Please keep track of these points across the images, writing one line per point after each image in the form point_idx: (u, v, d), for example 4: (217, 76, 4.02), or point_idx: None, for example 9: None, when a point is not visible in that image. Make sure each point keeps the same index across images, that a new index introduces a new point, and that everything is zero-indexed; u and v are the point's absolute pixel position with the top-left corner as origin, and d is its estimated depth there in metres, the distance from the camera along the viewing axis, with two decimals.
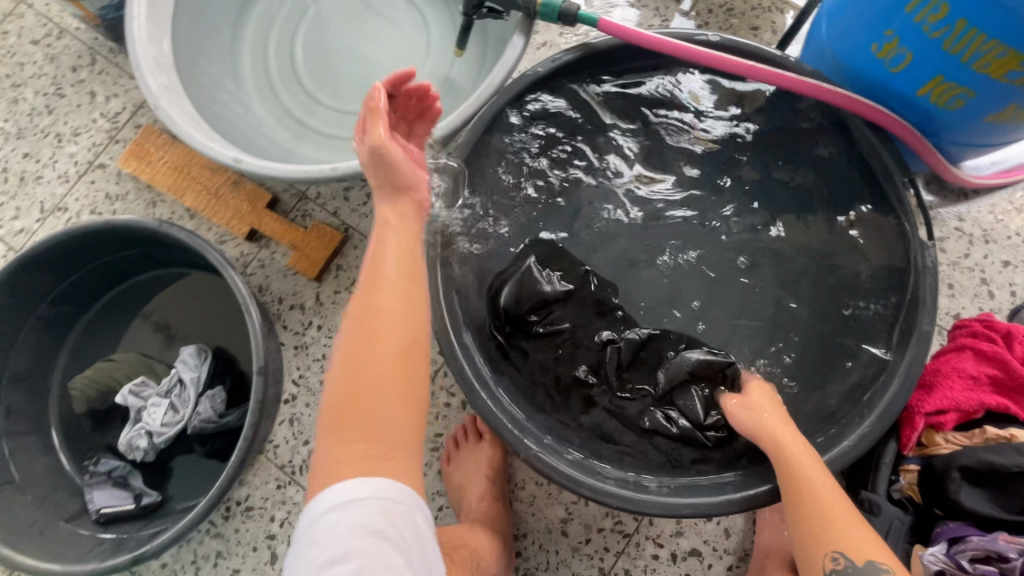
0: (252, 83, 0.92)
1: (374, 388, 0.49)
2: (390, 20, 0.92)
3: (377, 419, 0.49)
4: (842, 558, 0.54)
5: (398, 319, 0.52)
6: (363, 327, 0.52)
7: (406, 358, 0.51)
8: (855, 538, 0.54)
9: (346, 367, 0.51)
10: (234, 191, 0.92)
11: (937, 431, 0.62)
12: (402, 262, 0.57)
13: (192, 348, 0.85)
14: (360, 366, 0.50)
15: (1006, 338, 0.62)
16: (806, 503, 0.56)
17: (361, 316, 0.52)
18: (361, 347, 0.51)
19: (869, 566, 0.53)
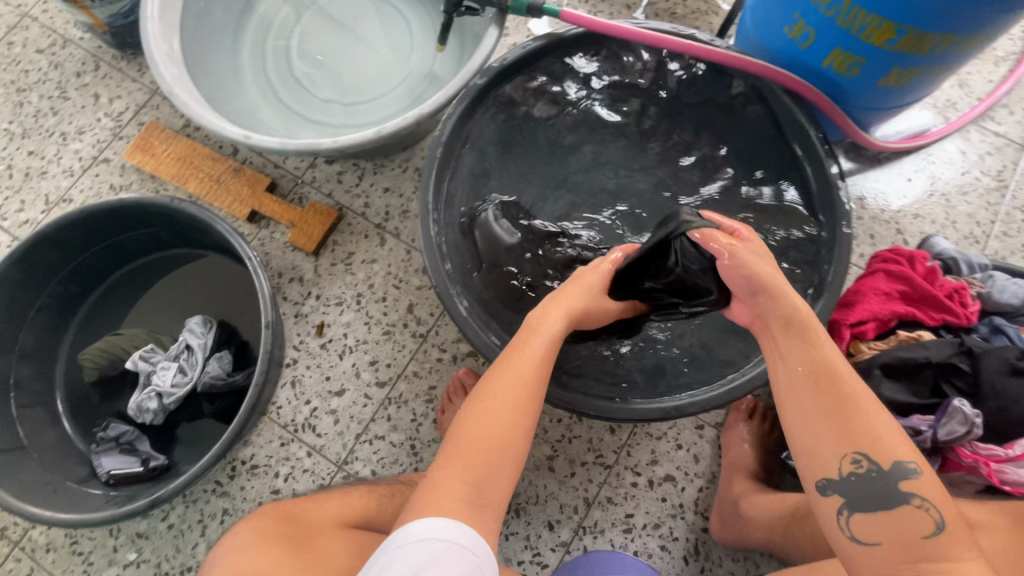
0: (251, 78, 1.01)
1: (489, 443, 0.56)
2: (376, 24, 1.03)
3: (472, 477, 0.55)
4: (866, 461, 0.50)
5: (530, 391, 0.59)
6: (504, 387, 0.59)
7: (516, 435, 0.57)
8: (886, 440, 0.50)
9: (468, 422, 0.57)
10: (234, 177, 1.00)
11: (861, 341, 0.73)
12: (557, 336, 0.63)
13: (199, 318, 0.91)
14: (483, 428, 0.56)
15: (910, 260, 0.75)
16: (818, 384, 0.53)
17: (501, 381, 0.59)
18: (493, 413, 0.57)
19: (897, 472, 0.49)
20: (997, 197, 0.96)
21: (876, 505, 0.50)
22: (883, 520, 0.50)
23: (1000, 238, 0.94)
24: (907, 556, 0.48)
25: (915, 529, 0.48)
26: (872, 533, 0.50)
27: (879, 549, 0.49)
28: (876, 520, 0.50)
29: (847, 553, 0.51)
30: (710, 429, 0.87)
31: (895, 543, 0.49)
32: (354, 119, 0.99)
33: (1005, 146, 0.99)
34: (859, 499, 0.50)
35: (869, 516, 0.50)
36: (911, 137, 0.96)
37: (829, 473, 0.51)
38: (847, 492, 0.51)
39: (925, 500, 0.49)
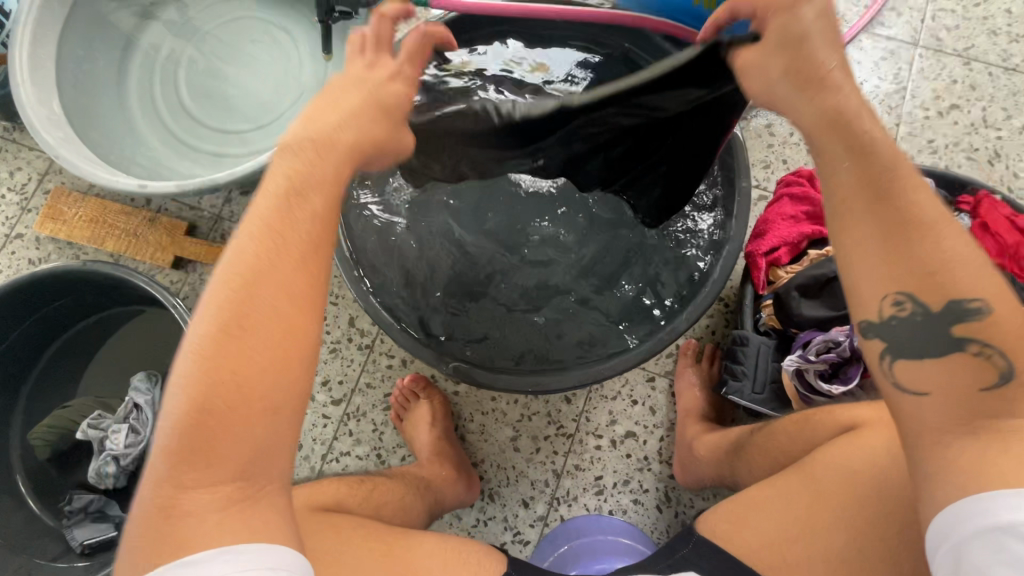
0: (146, 124, 1.00)
1: (232, 396, 0.37)
2: (263, 46, 1.03)
3: (227, 449, 0.37)
4: (909, 301, 0.38)
5: (272, 307, 0.39)
6: (228, 313, 0.38)
7: (286, 358, 0.39)
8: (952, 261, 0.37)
9: (190, 386, 0.37)
10: (151, 227, 0.98)
11: (778, 267, 0.75)
12: (277, 221, 0.40)
13: (142, 374, 0.90)
14: (219, 373, 0.37)
15: (810, 180, 0.76)
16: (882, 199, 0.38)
17: (217, 314, 0.38)
18: (223, 352, 0.38)
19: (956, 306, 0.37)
20: (897, 100, 0.98)
21: (924, 352, 0.38)
22: (939, 369, 0.38)
23: (905, 139, 0.96)
24: (965, 412, 0.36)
25: (973, 380, 0.37)
26: (920, 381, 0.38)
27: (928, 399, 0.37)
28: (926, 368, 0.38)
29: (903, 419, 0.39)
30: (662, 379, 0.89)
31: (956, 395, 0.37)
32: (259, 147, 0.98)
33: (897, 49, 1.00)
34: (904, 341, 0.38)
35: (911, 366, 0.38)
36: None
37: (869, 315, 0.39)
38: (893, 337, 0.39)
39: (990, 345, 0.36)
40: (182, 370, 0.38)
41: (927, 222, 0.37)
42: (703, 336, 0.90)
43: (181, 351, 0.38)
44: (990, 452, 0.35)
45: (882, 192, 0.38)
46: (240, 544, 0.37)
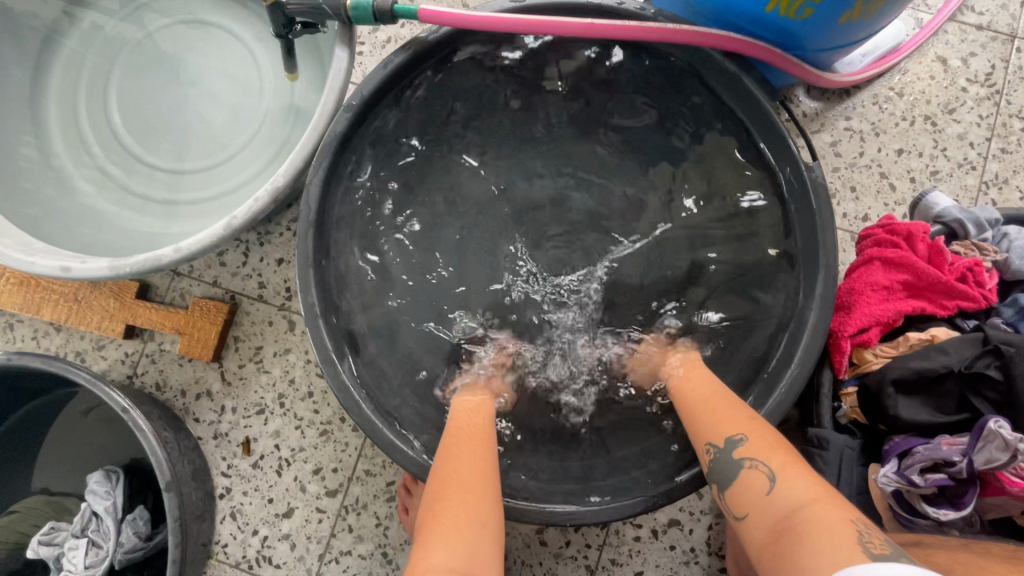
0: (74, 160, 0.82)
1: (467, 512, 0.47)
2: (211, 55, 0.83)
3: (460, 547, 0.44)
4: (712, 448, 0.52)
5: (489, 449, 0.56)
6: (464, 449, 0.55)
7: (490, 495, 0.49)
8: (734, 420, 0.53)
9: (438, 493, 0.49)
10: (94, 290, 0.82)
11: (867, 348, 0.61)
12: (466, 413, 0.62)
13: (99, 473, 0.76)
14: (454, 489, 0.49)
15: (908, 238, 0.61)
16: (693, 414, 0.57)
17: (454, 455, 0.54)
18: (459, 478, 0.50)
19: (729, 442, 0.50)
20: (989, 107, 0.81)
21: (730, 483, 0.49)
22: (738, 491, 0.48)
23: (998, 158, 0.80)
24: (770, 528, 0.44)
25: (759, 489, 0.46)
26: (740, 506, 0.47)
27: (746, 521, 0.46)
28: (740, 493, 0.47)
29: (748, 544, 0.46)
30: None
31: (759, 512, 0.45)
32: (218, 186, 0.81)
33: (990, 41, 0.82)
34: (723, 478, 0.49)
35: (735, 496, 0.48)
36: (882, 57, 0.79)
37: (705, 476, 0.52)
38: (719, 478, 0.50)
39: (755, 458, 0.48)
40: (429, 484, 0.51)
41: (723, 407, 0.55)
42: None
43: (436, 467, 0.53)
44: (802, 546, 0.40)
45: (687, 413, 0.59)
46: None
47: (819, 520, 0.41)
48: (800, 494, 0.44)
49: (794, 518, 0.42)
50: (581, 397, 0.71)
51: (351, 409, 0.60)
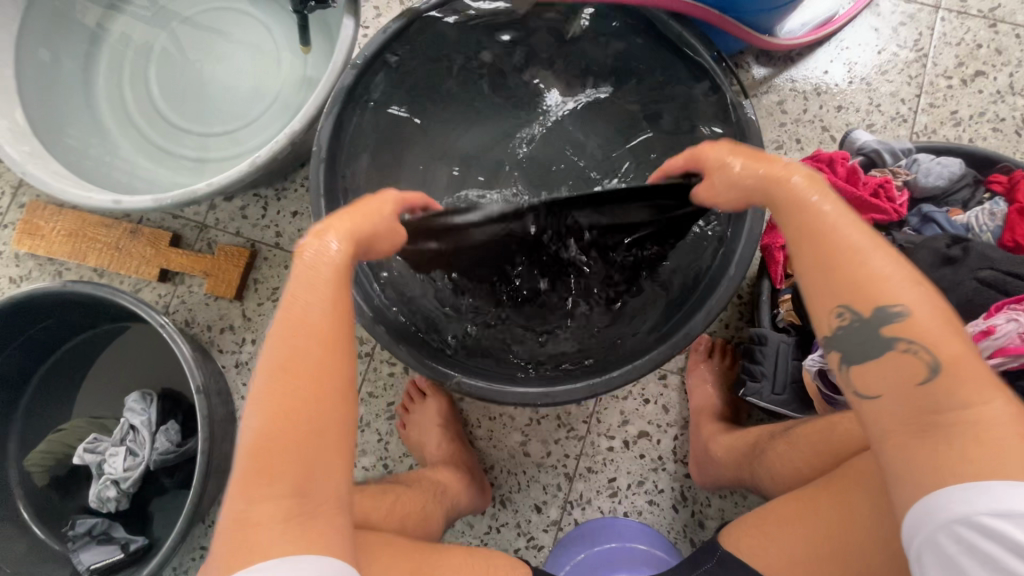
0: (119, 129, 0.95)
1: (301, 431, 0.43)
2: (236, 37, 0.97)
3: (286, 482, 0.42)
4: (848, 313, 0.43)
5: (333, 331, 0.46)
6: (298, 340, 0.45)
7: (331, 396, 0.44)
8: (888, 282, 0.42)
9: (264, 412, 0.43)
10: (134, 239, 0.94)
11: (797, 259, 0.70)
12: (324, 282, 0.47)
13: (136, 394, 0.87)
14: (288, 404, 0.43)
15: (830, 163, 0.71)
16: (797, 239, 0.46)
17: (284, 346, 0.45)
18: (290, 392, 0.43)
19: (884, 315, 0.41)
20: (918, 68, 0.92)
21: (868, 357, 0.42)
22: (885, 376, 0.42)
23: (927, 111, 0.90)
24: (918, 418, 0.39)
25: (912, 375, 0.40)
26: (873, 386, 0.42)
27: (880, 403, 0.41)
28: (883, 376, 0.41)
29: (869, 421, 0.42)
30: (673, 376, 0.85)
31: (910, 400, 0.40)
32: (242, 147, 0.93)
33: (918, 12, 0.93)
34: (854, 351, 0.43)
35: (866, 371, 0.43)
36: (819, 27, 0.90)
37: (822, 333, 0.44)
38: (841, 344, 0.43)
39: (915, 343, 0.41)
40: (254, 397, 0.44)
41: (872, 269, 0.42)
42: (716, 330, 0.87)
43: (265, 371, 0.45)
44: (944, 448, 0.38)
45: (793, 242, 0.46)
46: (300, 560, 0.41)
47: (987, 426, 0.37)
48: (970, 389, 0.39)
49: (952, 422, 0.38)
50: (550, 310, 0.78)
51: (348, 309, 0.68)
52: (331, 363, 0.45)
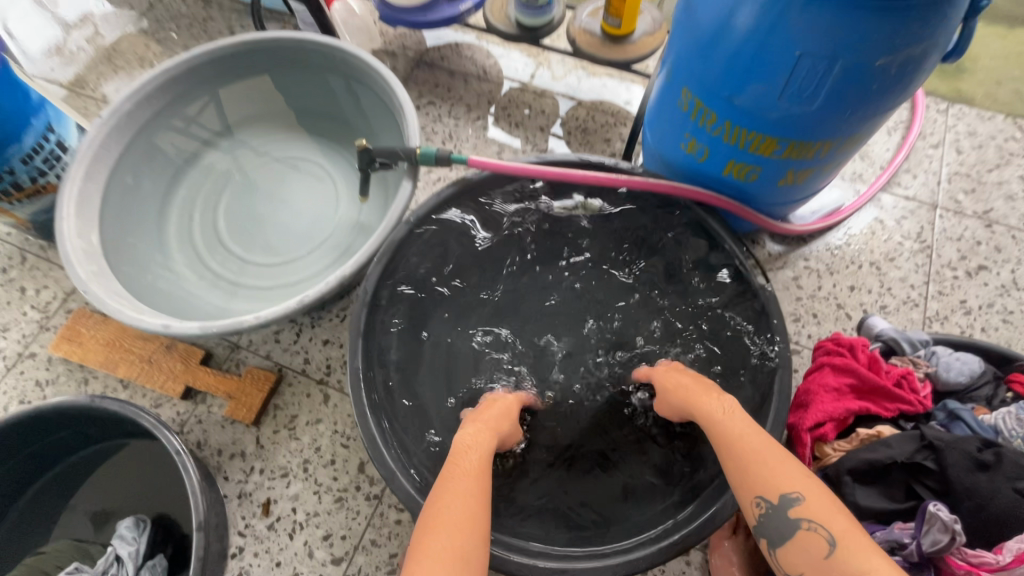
0: (176, 246, 1.04)
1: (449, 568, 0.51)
2: (303, 182, 1.11)
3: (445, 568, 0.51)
4: (763, 501, 0.57)
5: (474, 485, 0.61)
6: (457, 487, 0.60)
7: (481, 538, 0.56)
8: (786, 476, 0.57)
9: (422, 546, 0.53)
10: (167, 354, 0.96)
11: (825, 442, 0.70)
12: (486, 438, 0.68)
13: (130, 520, 0.83)
14: (444, 541, 0.53)
15: (851, 350, 0.74)
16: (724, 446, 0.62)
17: (440, 492, 0.59)
18: (440, 527, 0.55)
19: (785, 501, 0.55)
20: (924, 258, 0.98)
21: (784, 540, 0.55)
22: (796, 553, 0.54)
23: (937, 298, 0.95)
24: None
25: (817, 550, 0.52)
26: (794, 562, 0.54)
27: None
28: (800, 558, 0.53)
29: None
30: (696, 552, 0.81)
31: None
32: (288, 277, 1.01)
33: (917, 208, 1.02)
34: (774, 536, 0.56)
35: (788, 554, 0.55)
36: (827, 216, 1.00)
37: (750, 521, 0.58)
38: (770, 528, 0.56)
39: (811, 522, 0.53)
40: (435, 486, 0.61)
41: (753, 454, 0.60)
42: None
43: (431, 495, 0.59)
44: None
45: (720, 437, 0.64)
46: None
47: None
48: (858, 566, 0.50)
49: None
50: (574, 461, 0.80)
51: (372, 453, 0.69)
52: (479, 495, 0.59)
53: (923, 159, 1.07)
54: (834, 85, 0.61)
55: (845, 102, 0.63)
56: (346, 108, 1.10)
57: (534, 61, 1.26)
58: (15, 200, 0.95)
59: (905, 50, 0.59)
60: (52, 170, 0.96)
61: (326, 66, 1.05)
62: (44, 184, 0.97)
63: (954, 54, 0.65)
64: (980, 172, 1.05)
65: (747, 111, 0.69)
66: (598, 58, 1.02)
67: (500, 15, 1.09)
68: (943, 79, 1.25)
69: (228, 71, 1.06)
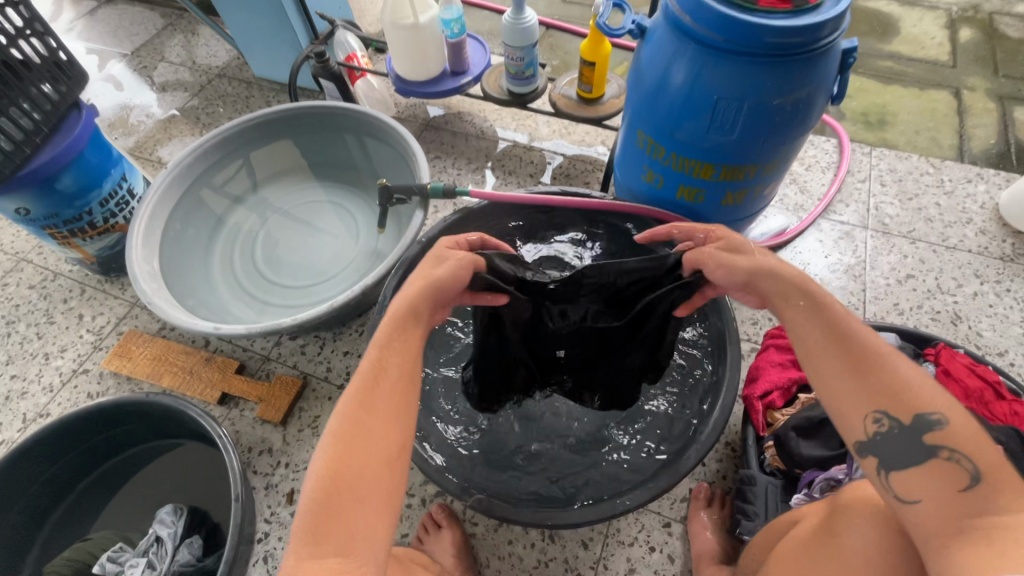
0: (219, 276, 1.21)
1: (352, 495, 0.53)
2: (328, 223, 1.30)
3: (365, 498, 0.53)
4: (887, 419, 0.53)
5: (390, 404, 0.59)
6: (374, 406, 0.58)
7: (392, 456, 0.57)
8: (916, 392, 0.53)
9: (325, 469, 0.54)
10: (206, 365, 1.10)
11: (775, 409, 0.83)
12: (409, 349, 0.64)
13: (169, 507, 0.93)
14: (346, 466, 0.54)
15: None
16: (850, 356, 0.55)
17: (354, 410, 0.57)
18: (347, 455, 0.54)
19: (925, 424, 0.52)
20: (860, 270, 1.15)
21: (910, 463, 0.52)
22: (930, 481, 0.51)
23: (873, 302, 1.10)
24: (958, 522, 0.48)
25: (953, 483, 0.50)
26: (912, 490, 0.52)
27: (918, 507, 0.51)
28: (919, 481, 0.51)
29: (915, 525, 0.51)
30: (678, 523, 0.90)
31: (942, 503, 0.50)
32: (314, 298, 1.17)
33: (851, 230, 1.21)
34: (893, 456, 0.53)
35: (906, 477, 0.53)
36: (774, 237, 1.18)
37: (857, 434, 0.54)
38: (881, 451, 0.53)
39: (956, 452, 0.50)
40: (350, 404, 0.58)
41: (879, 362, 0.55)
42: (715, 480, 0.93)
43: (345, 415, 0.57)
44: (987, 546, 0.45)
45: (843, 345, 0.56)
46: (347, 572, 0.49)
47: (1021, 531, 0.45)
48: (1004, 508, 0.47)
49: (987, 524, 0.47)
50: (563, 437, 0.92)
51: None
52: (398, 422, 0.59)
53: (854, 191, 1.27)
54: (746, 120, 0.81)
55: (758, 132, 0.83)
56: (364, 161, 1.32)
57: (524, 123, 1.50)
58: (88, 236, 1.13)
59: (793, 93, 0.79)
60: (120, 212, 1.16)
61: (349, 127, 1.28)
62: (113, 223, 1.16)
63: (839, 97, 0.86)
64: (902, 200, 1.24)
65: (687, 143, 0.88)
66: (574, 116, 1.25)
67: (494, 86, 1.34)
68: (869, 130, 1.48)
69: (268, 133, 1.29)
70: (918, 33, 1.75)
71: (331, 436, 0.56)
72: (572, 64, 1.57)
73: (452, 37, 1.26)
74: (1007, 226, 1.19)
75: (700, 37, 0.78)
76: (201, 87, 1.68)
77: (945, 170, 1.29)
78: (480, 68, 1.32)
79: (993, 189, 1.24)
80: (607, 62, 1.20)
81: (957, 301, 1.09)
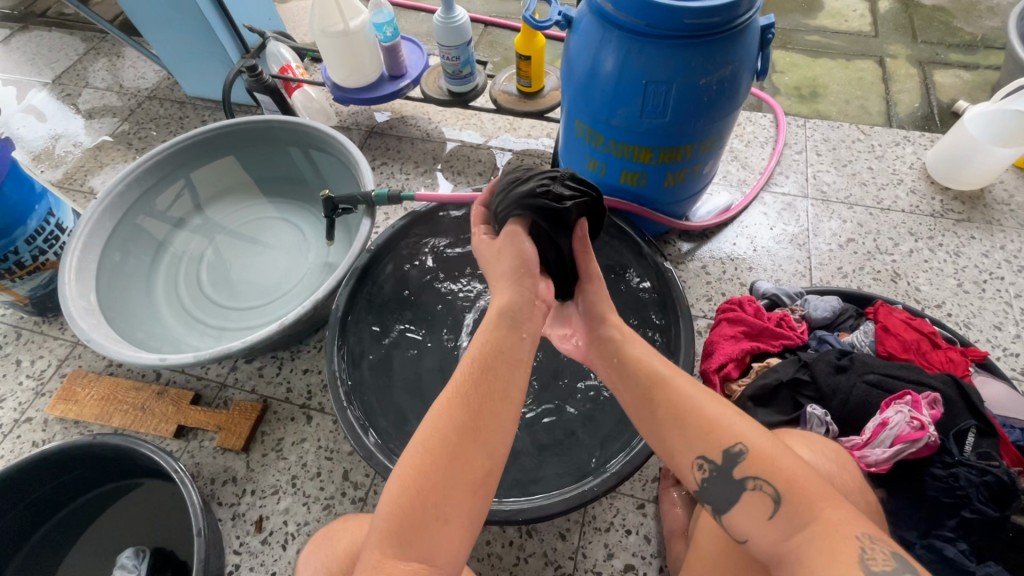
0: (167, 307, 1.16)
1: (434, 512, 0.53)
2: (276, 240, 1.27)
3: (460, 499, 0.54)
4: (706, 463, 0.57)
5: (489, 414, 0.58)
6: (465, 421, 0.57)
7: (483, 470, 0.56)
8: (721, 423, 0.58)
9: (406, 480, 0.54)
10: (159, 399, 1.06)
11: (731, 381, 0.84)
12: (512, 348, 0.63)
13: (130, 551, 0.89)
14: (449, 466, 0.54)
15: (740, 305, 0.90)
16: (649, 399, 0.62)
17: (443, 424, 0.57)
18: (437, 470, 0.54)
19: (730, 458, 0.56)
20: (804, 238, 1.19)
21: (731, 499, 0.56)
22: (746, 512, 0.56)
23: (819, 268, 1.14)
24: (779, 542, 0.53)
25: (766, 510, 0.54)
26: (743, 529, 0.56)
27: (753, 539, 0.55)
28: (741, 518, 0.56)
29: (757, 553, 0.56)
30: (651, 504, 0.91)
31: (764, 531, 0.54)
32: (267, 317, 1.14)
33: (792, 200, 1.25)
34: (719, 497, 0.57)
35: (734, 516, 0.57)
36: (720, 213, 1.21)
37: (692, 484, 0.59)
38: (710, 494, 0.58)
39: (761, 479, 0.54)
40: (455, 401, 0.58)
41: (678, 399, 0.60)
42: None
43: (455, 410, 0.57)
44: (803, 561, 0.50)
45: (650, 389, 0.62)
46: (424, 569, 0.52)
47: (828, 541, 0.50)
48: (810, 517, 0.52)
49: (800, 540, 0.51)
50: (532, 431, 0.92)
51: (350, 434, 0.83)
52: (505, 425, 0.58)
53: (792, 163, 1.31)
54: (675, 101, 0.83)
55: (689, 113, 0.85)
56: (306, 173, 1.29)
57: (469, 122, 1.50)
58: (17, 276, 1.07)
59: (718, 71, 0.81)
60: (50, 248, 1.10)
61: (289, 139, 1.25)
62: (43, 261, 1.10)
63: (764, 72, 0.90)
64: (837, 167, 1.29)
65: (623, 129, 0.89)
66: (516, 111, 1.25)
67: (434, 87, 1.33)
68: (802, 103, 1.54)
69: (205, 153, 1.25)
70: (841, 6, 1.82)
71: (437, 431, 0.56)
72: (512, 60, 1.58)
73: (386, 40, 1.24)
74: (935, 183, 1.25)
75: (623, 23, 0.79)
76: (130, 111, 1.61)
77: (875, 136, 1.35)
78: (417, 70, 1.31)
79: (920, 149, 1.31)
80: (542, 55, 1.21)
81: (895, 260, 1.14)
